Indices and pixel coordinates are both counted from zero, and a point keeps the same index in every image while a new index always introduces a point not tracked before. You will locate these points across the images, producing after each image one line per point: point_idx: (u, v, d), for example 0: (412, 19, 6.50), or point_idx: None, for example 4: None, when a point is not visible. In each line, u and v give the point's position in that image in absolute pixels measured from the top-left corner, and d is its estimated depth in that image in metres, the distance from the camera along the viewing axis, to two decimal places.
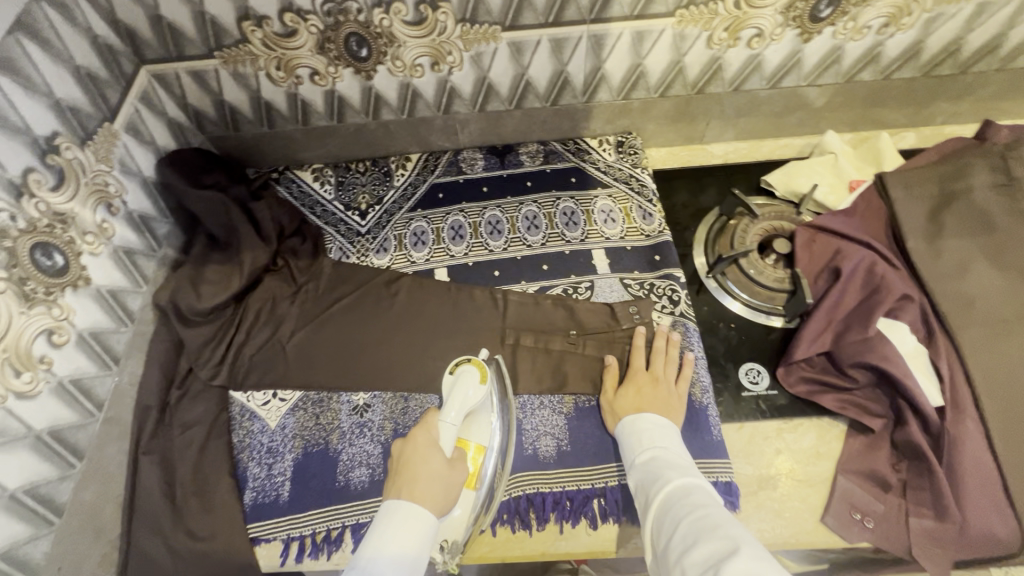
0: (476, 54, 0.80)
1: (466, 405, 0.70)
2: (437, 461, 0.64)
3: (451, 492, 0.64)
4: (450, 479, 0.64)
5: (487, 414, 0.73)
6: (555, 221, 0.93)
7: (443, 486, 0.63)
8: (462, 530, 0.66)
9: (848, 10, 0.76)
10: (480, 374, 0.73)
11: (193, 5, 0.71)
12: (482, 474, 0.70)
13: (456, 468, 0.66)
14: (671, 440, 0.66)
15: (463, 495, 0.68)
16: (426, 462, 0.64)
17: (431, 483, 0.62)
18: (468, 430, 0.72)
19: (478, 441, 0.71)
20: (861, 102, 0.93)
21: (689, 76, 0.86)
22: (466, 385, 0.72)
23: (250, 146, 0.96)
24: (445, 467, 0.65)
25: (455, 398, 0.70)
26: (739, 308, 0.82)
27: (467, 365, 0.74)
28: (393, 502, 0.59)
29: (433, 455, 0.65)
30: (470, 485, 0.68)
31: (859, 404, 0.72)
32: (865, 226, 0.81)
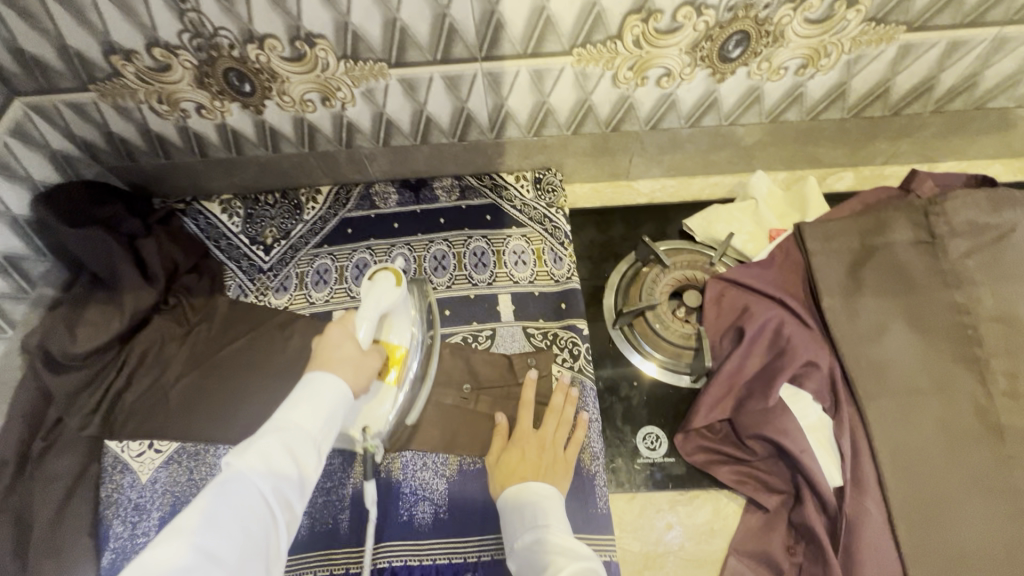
0: (368, 90, 0.76)
1: (383, 309, 0.63)
2: (350, 348, 0.59)
3: (366, 376, 0.60)
4: (364, 366, 0.60)
5: (405, 315, 0.67)
6: (464, 262, 0.88)
7: (360, 371, 0.59)
8: (382, 422, 0.66)
9: (759, 50, 0.70)
10: (398, 278, 0.65)
11: (54, 39, 0.67)
12: (404, 373, 0.67)
13: (373, 360, 0.62)
14: (557, 511, 0.60)
15: (383, 389, 0.66)
16: (339, 347, 0.59)
17: (344, 365, 0.58)
18: (386, 331, 0.67)
19: (399, 341, 0.67)
20: (791, 142, 0.88)
21: (601, 114, 0.81)
22: (382, 291, 0.63)
23: (151, 177, 0.92)
24: (360, 356, 0.60)
25: (372, 299, 0.62)
26: (656, 369, 0.76)
27: (384, 270, 0.65)
28: (309, 376, 0.55)
29: (347, 343, 0.60)
30: (391, 380, 0.66)
31: (757, 478, 0.67)
32: (781, 278, 0.76)
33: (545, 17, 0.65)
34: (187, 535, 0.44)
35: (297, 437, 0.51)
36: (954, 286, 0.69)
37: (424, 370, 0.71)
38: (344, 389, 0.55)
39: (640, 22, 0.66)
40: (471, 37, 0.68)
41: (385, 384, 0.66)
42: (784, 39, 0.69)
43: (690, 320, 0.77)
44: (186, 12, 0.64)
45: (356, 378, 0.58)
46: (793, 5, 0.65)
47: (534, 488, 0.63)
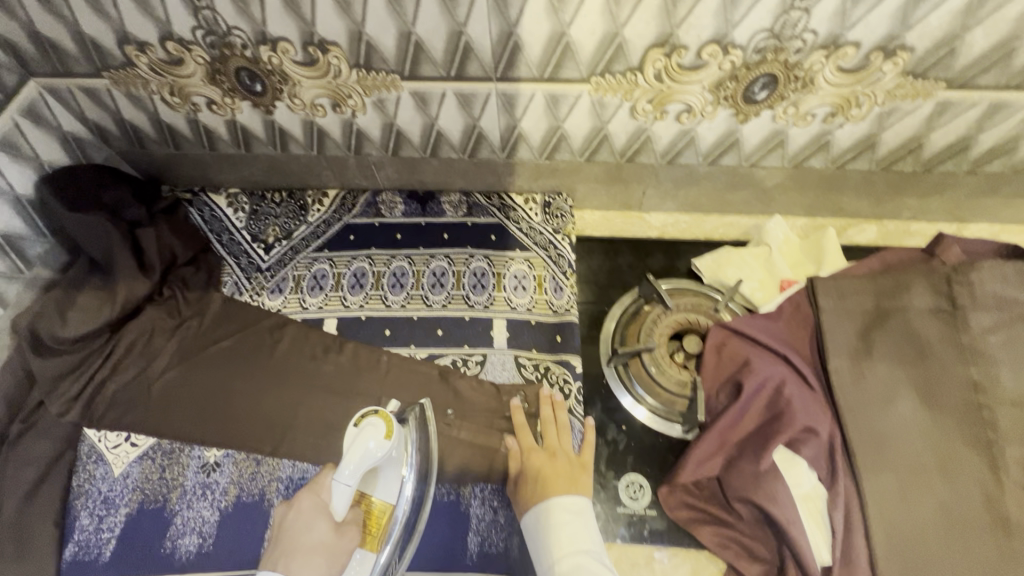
0: (379, 101, 0.74)
1: (365, 465, 0.57)
2: (320, 533, 0.59)
3: (340, 561, 0.59)
4: (339, 548, 0.59)
5: (395, 467, 0.61)
6: (462, 282, 0.86)
7: (328, 558, 0.58)
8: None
9: (786, 95, 0.67)
10: (388, 428, 0.59)
11: (70, 25, 0.67)
12: (388, 530, 0.61)
13: (346, 531, 0.60)
14: (586, 532, 0.62)
15: (361, 556, 0.60)
16: (306, 534, 0.60)
17: (314, 559, 0.58)
18: (371, 484, 0.62)
19: (385, 496, 0.61)
20: (814, 189, 0.84)
21: (616, 145, 0.78)
22: (368, 438, 0.58)
23: (160, 165, 0.92)
24: (331, 538, 0.59)
25: (349, 458, 0.57)
26: (646, 416, 0.73)
27: (373, 414, 0.60)
28: (274, 571, 0.56)
29: (317, 524, 0.60)
30: (370, 546, 0.60)
31: (740, 542, 0.64)
32: (787, 334, 0.72)
33: (564, 43, 0.63)
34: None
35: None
36: (972, 362, 0.65)
37: (415, 526, 0.64)
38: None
39: (663, 56, 0.64)
40: (486, 57, 0.66)
41: (363, 550, 0.60)
42: (815, 85, 0.65)
43: (688, 366, 0.74)
44: (200, 9, 0.63)
45: (328, 559, 0.58)
46: (826, 52, 0.61)
47: (568, 506, 0.63)
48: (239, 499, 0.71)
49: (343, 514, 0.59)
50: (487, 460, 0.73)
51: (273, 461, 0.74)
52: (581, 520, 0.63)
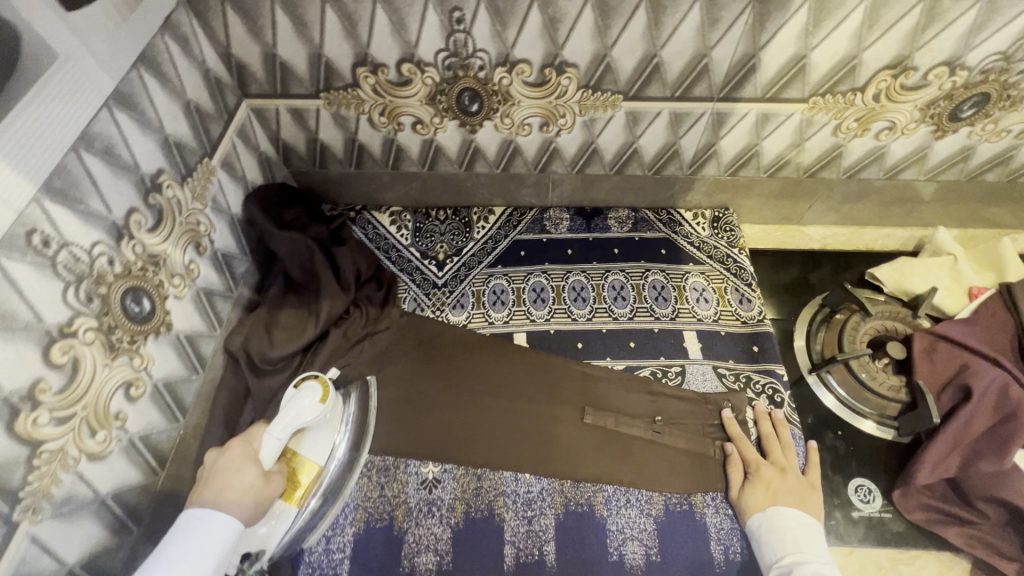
0: (590, 120, 0.77)
1: (297, 424, 0.62)
2: (250, 476, 0.59)
3: (264, 508, 0.60)
4: (265, 494, 0.60)
5: (324, 431, 0.68)
6: (643, 295, 0.88)
7: (256, 502, 0.58)
8: (269, 545, 0.64)
9: (992, 112, 0.72)
10: (324, 393, 0.64)
11: (312, 47, 0.68)
12: (308, 492, 0.67)
13: (274, 480, 0.62)
14: (814, 543, 0.63)
15: (279, 508, 0.64)
16: (234, 477, 0.58)
17: (243, 498, 0.58)
18: (297, 444, 0.67)
19: (312, 459, 0.67)
20: (976, 202, 0.88)
21: (804, 162, 0.82)
22: (305, 399, 0.63)
23: (332, 184, 0.93)
24: (259, 481, 0.59)
25: (285, 418, 0.62)
26: (832, 403, 0.77)
27: (313, 379, 0.65)
28: (189, 513, 0.55)
29: (247, 468, 0.59)
30: (292, 501, 0.65)
31: (986, 541, 0.65)
32: (987, 337, 0.75)
33: (801, 65, 0.67)
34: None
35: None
36: None
37: (338, 489, 0.71)
38: (235, 523, 0.56)
39: (890, 77, 0.68)
40: (718, 78, 0.69)
41: (283, 502, 0.64)
42: (1023, 103, 0.70)
43: (892, 371, 0.76)
44: (454, 33, 0.66)
45: (250, 508, 0.58)
46: None
47: (797, 519, 0.65)
48: (469, 514, 0.71)
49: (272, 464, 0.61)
50: (708, 468, 0.73)
51: (494, 476, 0.73)
52: (808, 530, 0.65)
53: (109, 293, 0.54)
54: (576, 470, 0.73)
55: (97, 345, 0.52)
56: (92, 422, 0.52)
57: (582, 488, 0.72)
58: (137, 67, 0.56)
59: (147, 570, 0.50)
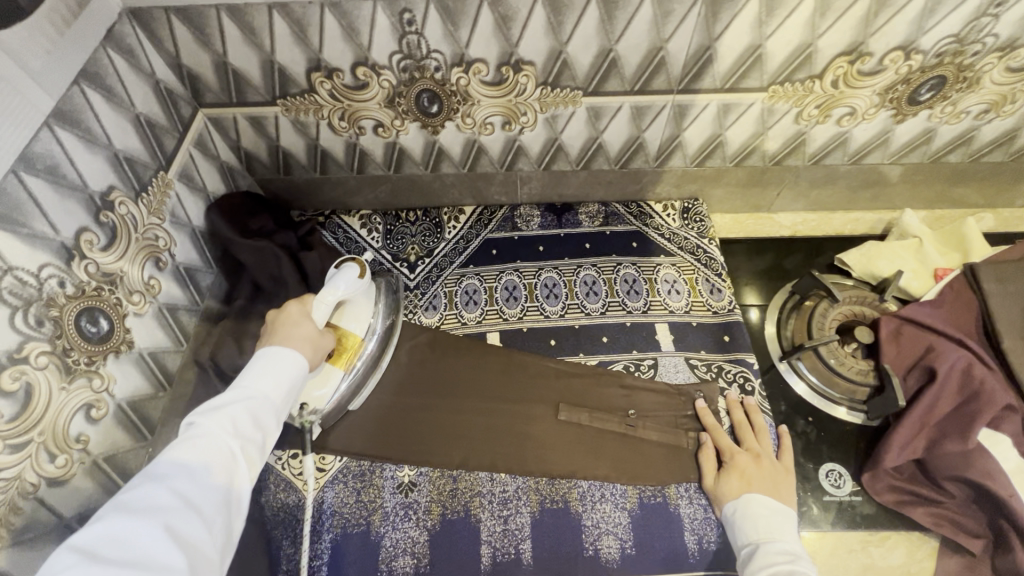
0: (552, 116, 0.76)
1: (340, 296, 0.62)
2: (309, 329, 0.60)
3: (322, 353, 0.62)
4: (320, 345, 0.62)
5: (362, 304, 0.71)
6: (615, 289, 0.88)
7: (316, 349, 0.61)
8: (323, 402, 0.69)
9: (950, 95, 0.72)
10: (362, 270, 0.64)
11: (263, 53, 0.67)
12: (353, 356, 0.71)
13: (328, 340, 0.64)
14: (786, 529, 0.63)
15: (328, 369, 0.68)
16: (295, 328, 0.60)
17: (302, 341, 0.60)
18: (340, 316, 0.69)
19: (353, 329, 0.70)
20: (942, 183, 0.89)
21: (768, 151, 0.82)
22: (343, 281, 0.63)
23: (299, 190, 0.92)
24: (316, 335, 0.61)
25: (333, 282, 0.62)
26: (804, 389, 0.78)
27: (351, 260, 0.65)
28: (271, 346, 0.58)
29: (304, 323, 0.61)
30: (340, 364, 0.69)
31: (953, 520, 0.67)
32: (952, 318, 0.76)
33: (757, 55, 0.66)
34: (162, 475, 0.46)
35: (264, 407, 0.53)
36: None
37: (375, 361, 0.77)
38: (301, 365, 0.58)
39: (847, 63, 0.67)
40: (675, 70, 0.69)
41: (330, 364, 0.69)
42: (979, 85, 0.70)
43: (859, 355, 0.77)
44: (407, 34, 0.65)
45: (313, 354, 0.61)
46: (1000, 54, 0.66)
47: (770, 505, 0.65)
48: (444, 516, 0.71)
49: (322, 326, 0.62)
50: (683, 460, 0.73)
51: (470, 477, 0.73)
52: (781, 516, 0.64)
53: (62, 316, 0.53)
54: (552, 467, 0.73)
55: (52, 369, 0.52)
56: (51, 447, 0.52)
57: (558, 484, 0.72)
58: (78, 83, 0.55)
59: (239, 382, 0.55)
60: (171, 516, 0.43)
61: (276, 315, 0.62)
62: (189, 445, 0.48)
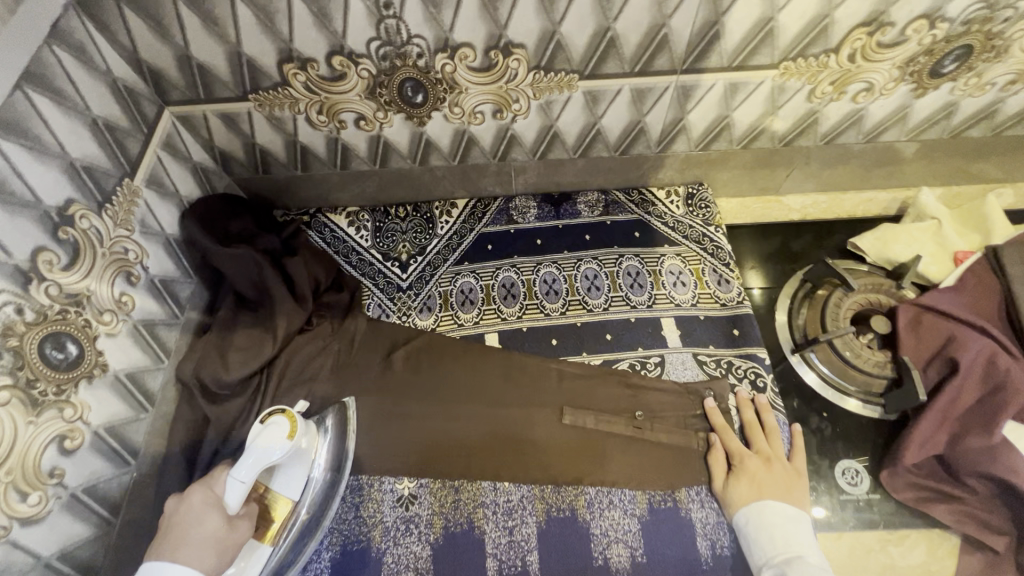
0: (546, 103, 0.71)
1: (266, 460, 0.59)
2: (213, 524, 0.56)
3: (232, 550, 0.57)
4: (230, 541, 0.57)
5: (296, 466, 0.66)
6: (618, 283, 0.83)
7: (218, 551, 0.55)
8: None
9: (975, 66, 0.66)
10: (292, 428, 0.62)
11: (229, 45, 0.61)
12: (282, 527, 0.65)
13: (240, 526, 0.59)
14: (800, 536, 0.62)
15: (254, 546, 0.62)
16: (199, 525, 0.56)
17: (203, 549, 0.55)
18: (274, 481, 0.66)
19: (286, 496, 0.65)
20: (961, 158, 0.84)
21: (778, 131, 0.77)
22: (270, 438, 0.60)
23: (280, 189, 0.86)
24: (223, 530, 0.56)
25: (252, 454, 0.58)
26: (814, 378, 0.75)
27: (279, 414, 0.63)
28: (149, 566, 0.52)
29: (210, 516, 0.56)
30: (267, 539, 0.63)
31: (976, 517, 0.64)
32: (973, 305, 0.72)
33: (768, 29, 0.61)
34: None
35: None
36: None
37: (320, 517, 0.68)
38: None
39: (865, 35, 0.62)
40: (679, 49, 0.63)
41: (257, 542, 0.63)
42: (1008, 53, 0.65)
43: (877, 346, 0.73)
44: (384, 19, 0.59)
45: (218, 559, 0.55)
46: None
47: (785, 513, 0.63)
48: (447, 529, 0.68)
49: (238, 508, 0.58)
50: (692, 462, 0.70)
51: (472, 487, 0.70)
52: (795, 523, 0.63)
53: (22, 345, 0.49)
54: (556, 474, 0.70)
55: (14, 404, 0.48)
56: (21, 486, 0.48)
57: (563, 492, 0.69)
58: (22, 87, 0.49)
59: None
60: None
61: (179, 503, 0.58)
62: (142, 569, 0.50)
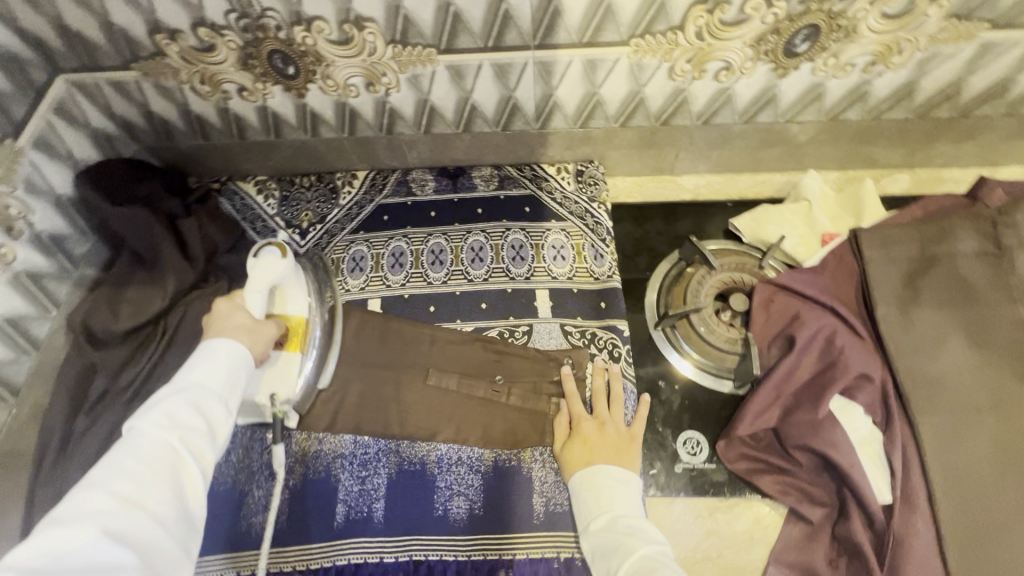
0: (414, 76, 0.73)
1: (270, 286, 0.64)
2: (241, 318, 0.61)
3: (265, 342, 0.62)
4: (261, 334, 0.62)
5: (296, 285, 0.73)
6: (501, 255, 0.86)
7: (252, 336, 0.61)
8: (292, 389, 0.71)
9: (828, 45, 0.67)
10: (283, 250, 0.66)
11: (100, 16, 0.66)
12: (307, 340, 0.73)
13: (264, 328, 0.63)
14: (625, 499, 0.64)
15: (283, 356, 0.71)
16: (229, 319, 0.61)
17: (239, 334, 0.60)
18: (281, 303, 0.72)
19: (297, 313, 0.72)
20: (849, 142, 0.84)
21: (651, 109, 0.78)
22: (266, 268, 0.64)
23: (189, 156, 0.91)
24: (253, 323, 0.61)
25: (259, 274, 0.64)
26: (691, 370, 0.75)
27: (271, 244, 0.66)
28: (201, 349, 0.57)
29: (236, 314, 0.62)
30: (296, 348, 0.71)
31: (800, 487, 0.66)
32: (833, 285, 0.73)
33: (605, 5, 0.62)
34: (95, 482, 0.45)
35: (195, 410, 0.52)
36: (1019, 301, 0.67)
37: (330, 339, 0.76)
38: (238, 348, 0.58)
39: (705, 12, 0.63)
40: (525, 24, 0.65)
41: (286, 353, 0.71)
42: (857, 34, 0.65)
43: (735, 324, 0.76)
44: None
45: (253, 343, 0.61)
46: None
47: (610, 473, 0.65)
48: (304, 475, 0.72)
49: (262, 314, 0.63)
50: (540, 425, 0.73)
51: (333, 440, 0.74)
52: (622, 482, 0.65)
53: None
54: (413, 431, 0.74)
55: None
56: None
57: (417, 447, 0.73)
58: None
59: (186, 368, 0.55)
60: (110, 517, 0.43)
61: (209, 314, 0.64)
62: (131, 450, 0.48)
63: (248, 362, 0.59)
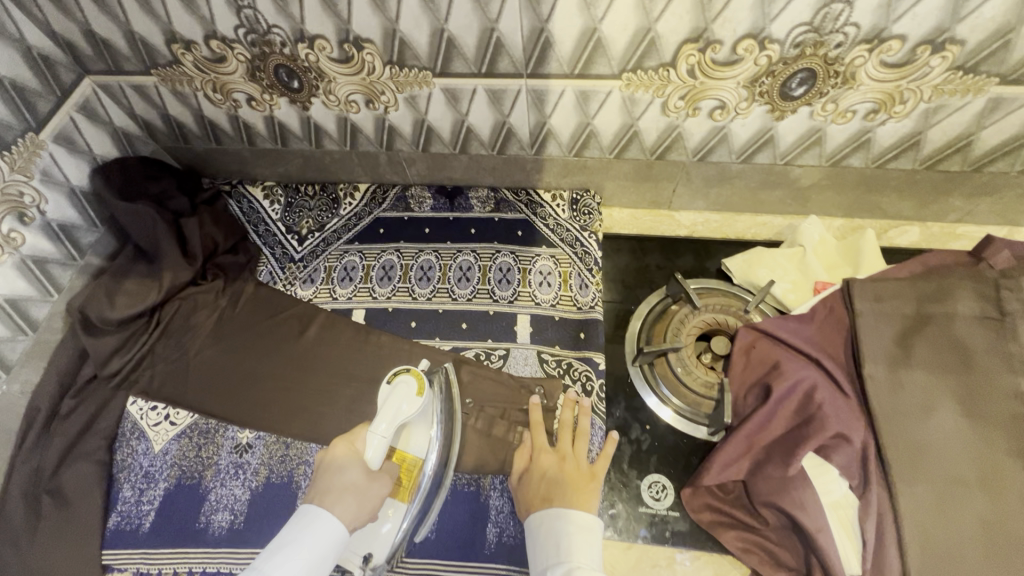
0: (411, 97, 0.75)
1: (399, 422, 0.60)
2: (352, 475, 0.58)
3: (370, 508, 0.58)
4: (368, 495, 0.58)
5: (422, 424, 0.66)
6: (488, 277, 0.86)
7: (357, 498, 0.57)
8: (387, 548, 0.62)
9: (826, 91, 0.65)
10: (418, 385, 0.62)
11: (123, 25, 0.71)
12: (415, 486, 0.64)
13: (378, 480, 0.60)
14: (585, 547, 0.57)
15: (392, 504, 0.63)
16: (344, 470, 0.58)
17: (345, 497, 0.56)
18: (405, 440, 0.65)
19: (413, 454, 0.65)
20: (853, 190, 0.81)
21: (646, 142, 0.77)
22: (400, 398, 0.60)
23: (202, 158, 0.95)
24: (365, 481, 0.58)
25: (387, 411, 0.60)
26: (671, 417, 0.73)
27: (406, 373, 0.63)
28: (306, 514, 0.54)
29: (350, 467, 0.58)
30: (401, 497, 0.64)
31: (765, 547, 0.63)
32: (819, 336, 0.70)
33: (596, 38, 0.62)
34: None
35: None
36: (1021, 372, 0.62)
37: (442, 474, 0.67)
38: (340, 524, 0.54)
39: (696, 52, 0.62)
40: (518, 53, 0.66)
41: (395, 500, 0.64)
42: (856, 82, 0.63)
43: (715, 368, 0.74)
44: (242, 8, 0.66)
45: (356, 514, 0.56)
46: (869, 46, 0.59)
47: (570, 517, 0.59)
48: (269, 480, 0.74)
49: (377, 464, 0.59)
50: (502, 453, 0.72)
51: (301, 445, 0.76)
52: (584, 529, 0.59)
53: None
54: None
55: None
56: None
57: None
58: None
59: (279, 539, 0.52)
60: None
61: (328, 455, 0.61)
62: None
63: (342, 539, 0.54)
